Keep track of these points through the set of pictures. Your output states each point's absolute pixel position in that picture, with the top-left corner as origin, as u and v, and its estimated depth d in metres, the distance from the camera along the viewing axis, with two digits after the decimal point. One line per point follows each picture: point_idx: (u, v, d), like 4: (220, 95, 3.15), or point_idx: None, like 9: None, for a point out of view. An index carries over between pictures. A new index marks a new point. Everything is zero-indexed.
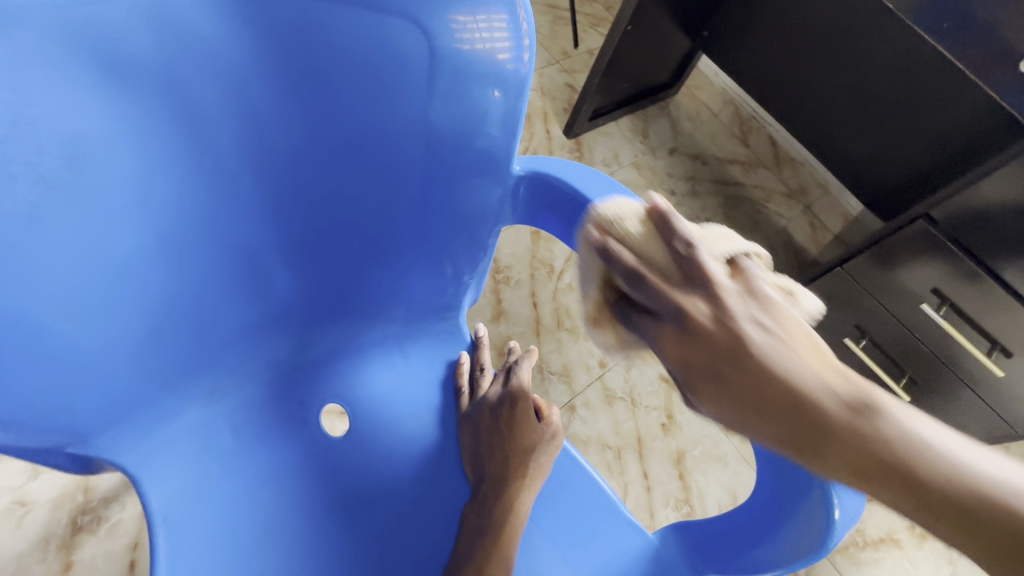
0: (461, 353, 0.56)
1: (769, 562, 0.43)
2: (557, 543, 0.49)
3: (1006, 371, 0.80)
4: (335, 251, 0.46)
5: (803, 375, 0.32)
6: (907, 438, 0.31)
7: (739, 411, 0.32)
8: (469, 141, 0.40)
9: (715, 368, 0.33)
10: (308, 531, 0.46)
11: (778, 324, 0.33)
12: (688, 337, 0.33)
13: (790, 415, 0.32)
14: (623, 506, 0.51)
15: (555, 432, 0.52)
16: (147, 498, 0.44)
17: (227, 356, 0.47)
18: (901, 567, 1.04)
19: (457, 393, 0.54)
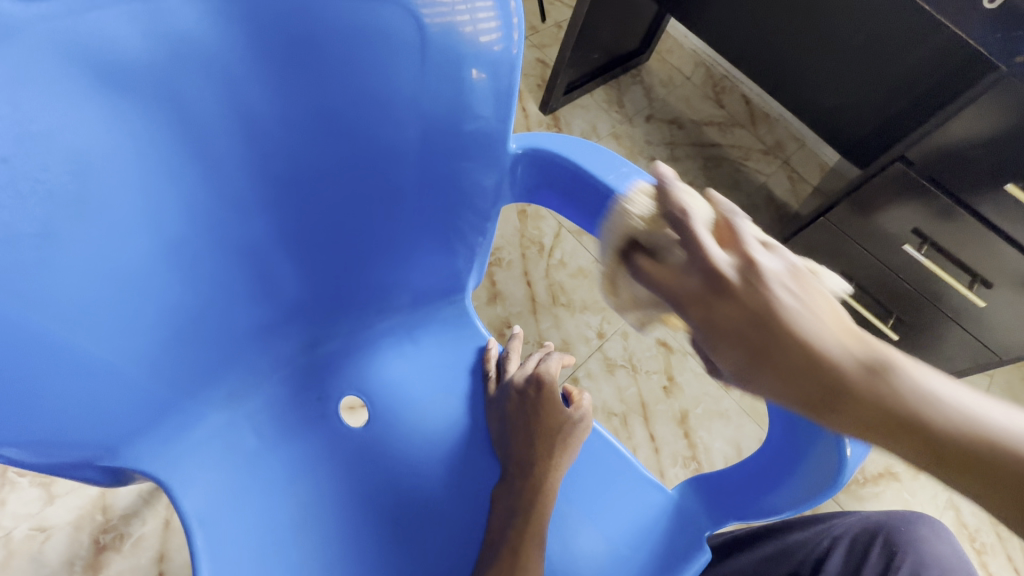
0: (491, 341, 0.57)
1: (791, 502, 0.45)
2: (584, 507, 0.50)
3: (987, 301, 0.84)
4: (342, 244, 0.46)
5: (828, 338, 0.31)
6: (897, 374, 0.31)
7: (750, 359, 0.32)
8: (460, 125, 0.40)
9: (738, 329, 0.32)
10: (340, 522, 0.47)
11: (803, 293, 0.33)
12: (712, 290, 0.33)
13: (813, 375, 0.31)
14: (641, 466, 0.53)
15: (584, 415, 0.52)
16: (180, 503, 0.44)
17: (241, 359, 0.48)
18: (900, 497, 1.12)
19: (473, 377, 0.55)
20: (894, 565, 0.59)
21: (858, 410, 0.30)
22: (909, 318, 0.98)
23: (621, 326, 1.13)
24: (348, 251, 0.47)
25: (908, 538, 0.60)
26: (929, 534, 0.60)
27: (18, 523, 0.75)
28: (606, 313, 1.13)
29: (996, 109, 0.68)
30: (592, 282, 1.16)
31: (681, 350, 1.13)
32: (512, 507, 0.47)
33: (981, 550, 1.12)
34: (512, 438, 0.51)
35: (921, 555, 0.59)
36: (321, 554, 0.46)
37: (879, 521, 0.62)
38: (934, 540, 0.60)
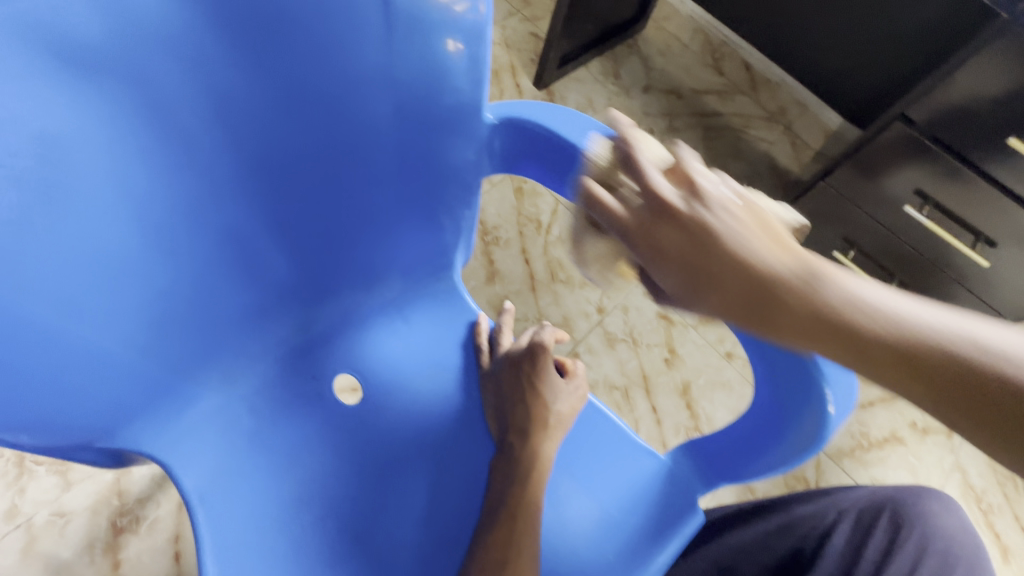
0: (481, 317, 0.58)
1: (774, 463, 0.46)
2: (578, 476, 0.51)
3: (991, 261, 0.83)
4: (325, 223, 0.46)
5: (766, 252, 0.35)
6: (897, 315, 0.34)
7: (693, 280, 0.36)
8: (434, 96, 0.40)
9: (684, 251, 0.36)
10: (337, 497, 0.49)
11: (742, 213, 0.36)
12: (655, 213, 0.36)
13: (753, 290, 0.35)
14: (632, 433, 0.53)
15: (579, 384, 0.54)
16: (180, 481, 0.46)
17: (234, 342, 0.48)
18: (905, 461, 1.14)
19: (466, 351, 0.56)
20: (900, 537, 0.59)
21: (804, 319, 0.34)
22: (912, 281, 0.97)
23: (622, 300, 1.13)
24: (333, 231, 0.47)
25: (916, 512, 0.60)
26: (937, 509, 0.60)
27: (38, 509, 0.78)
28: (606, 288, 1.13)
29: (1003, 62, 0.66)
30: None
31: (682, 322, 1.13)
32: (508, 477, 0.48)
33: (987, 510, 1.14)
34: (508, 410, 0.52)
35: (927, 528, 0.59)
36: (321, 524, 0.47)
37: (889, 496, 0.61)
38: (941, 516, 0.60)
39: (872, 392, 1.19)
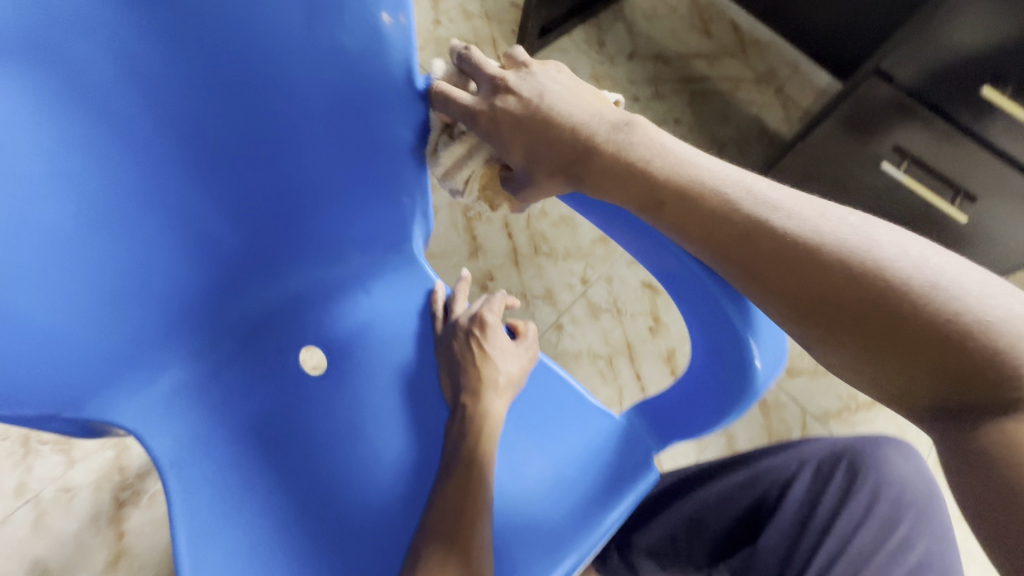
0: (437, 284, 0.60)
1: (712, 418, 0.49)
2: (533, 439, 0.53)
3: (968, 215, 0.85)
4: (276, 200, 0.48)
5: (579, 114, 0.48)
6: (876, 260, 0.39)
7: (529, 143, 0.47)
8: (368, 68, 0.41)
9: (523, 120, 0.47)
10: (302, 463, 0.51)
11: (568, 89, 0.49)
12: (500, 94, 0.47)
13: (570, 146, 0.47)
14: (587, 395, 0.55)
15: (530, 345, 0.56)
16: (151, 449, 0.49)
17: (196, 319, 0.50)
18: (893, 421, 1.15)
19: (431, 318, 0.58)
20: (857, 486, 0.61)
21: (605, 165, 0.46)
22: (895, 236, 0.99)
23: (606, 271, 1.13)
24: (285, 207, 0.49)
25: (874, 461, 0.62)
26: (893, 457, 0.62)
27: (44, 486, 0.82)
28: (590, 260, 1.14)
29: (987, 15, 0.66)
30: (574, 230, 1.16)
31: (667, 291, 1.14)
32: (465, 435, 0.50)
33: None
34: (462, 374, 0.52)
35: (882, 475, 0.61)
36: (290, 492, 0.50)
37: (849, 445, 0.63)
38: (899, 463, 0.62)
39: None
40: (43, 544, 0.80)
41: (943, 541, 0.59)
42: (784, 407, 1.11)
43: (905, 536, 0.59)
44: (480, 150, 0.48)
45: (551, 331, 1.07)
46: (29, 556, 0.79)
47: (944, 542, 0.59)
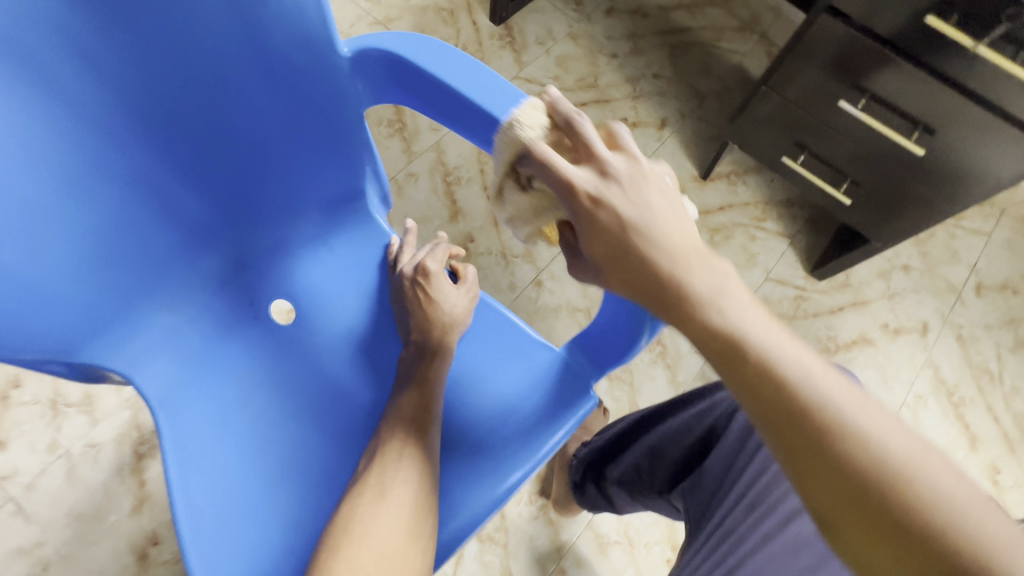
0: (392, 238, 0.67)
1: (631, 343, 0.54)
2: (481, 369, 0.59)
3: (925, 149, 0.84)
4: (234, 164, 0.54)
5: (650, 219, 0.44)
6: (879, 439, 0.35)
7: (609, 239, 0.44)
8: (298, 41, 0.49)
9: (608, 210, 0.44)
10: (275, 393, 0.60)
11: (668, 196, 0.45)
12: (603, 178, 0.45)
13: (619, 242, 0.44)
14: (531, 331, 0.61)
15: (470, 287, 0.61)
16: (142, 389, 0.55)
17: (174, 275, 0.57)
18: (875, 360, 1.17)
19: (384, 269, 0.66)
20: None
21: (632, 263, 0.43)
22: (865, 180, 0.97)
23: None
24: (243, 170, 0.55)
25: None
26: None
27: (73, 443, 0.92)
28: None
29: None
30: None
31: None
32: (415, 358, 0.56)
33: (959, 403, 1.16)
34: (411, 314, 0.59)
35: None
36: (268, 416, 0.59)
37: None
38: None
39: (843, 298, 1.22)
40: (76, 493, 0.90)
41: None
42: None
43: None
44: (546, 211, 0.50)
45: (531, 287, 1.12)
46: (64, 504, 0.89)
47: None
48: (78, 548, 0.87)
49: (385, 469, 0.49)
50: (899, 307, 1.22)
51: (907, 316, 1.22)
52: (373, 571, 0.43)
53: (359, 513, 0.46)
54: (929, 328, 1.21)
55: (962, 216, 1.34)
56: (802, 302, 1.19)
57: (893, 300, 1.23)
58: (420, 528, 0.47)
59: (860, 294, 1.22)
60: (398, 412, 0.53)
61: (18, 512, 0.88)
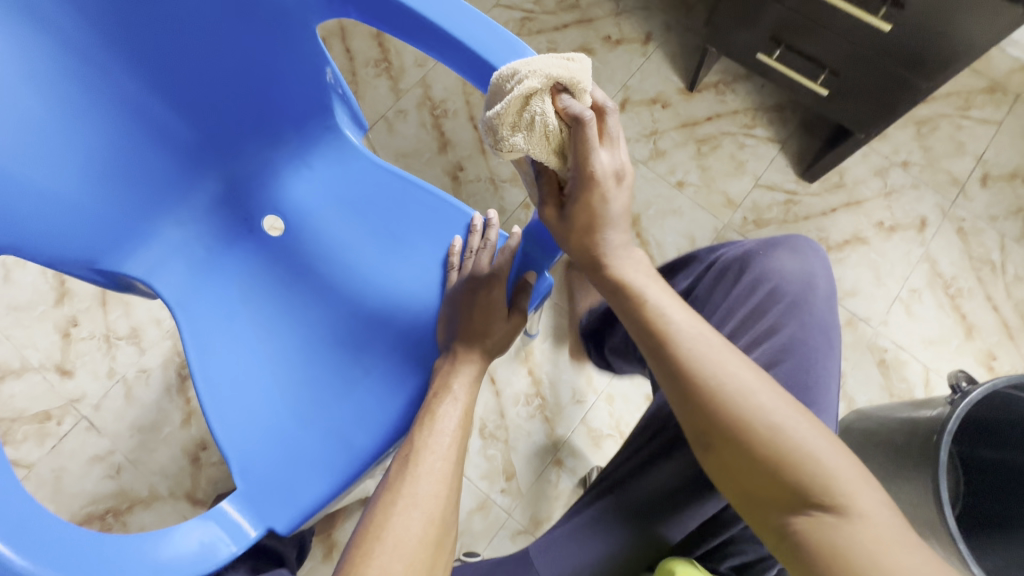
0: (453, 238, 0.67)
1: None
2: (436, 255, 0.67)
3: (891, 25, 0.82)
4: (209, 89, 0.61)
5: (613, 218, 0.56)
6: (743, 392, 0.50)
7: (590, 215, 0.55)
8: None
9: (600, 199, 0.54)
10: (270, 293, 0.67)
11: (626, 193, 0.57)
12: (616, 173, 0.54)
13: (590, 228, 0.56)
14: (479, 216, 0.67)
15: (516, 320, 0.62)
16: (160, 292, 0.66)
17: (173, 194, 0.65)
18: (867, 259, 1.17)
19: (444, 267, 0.66)
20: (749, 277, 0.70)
21: (584, 250, 0.58)
22: (843, 70, 0.96)
23: None
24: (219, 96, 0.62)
25: (762, 256, 0.71)
26: (782, 257, 0.71)
27: (128, 368, 1.06)
28: None
29: None
30: None
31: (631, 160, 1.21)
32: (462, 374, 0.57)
33: (955, 295, 1.16)
34: (461, 323, 0.60)
35: (771, 271, 0.70)
36: (267, 311, 0.66)
37: (744, 252, 0.73)
38: (790, 260, 0.71)
39: (836, 199, 1.21)
40: (135, 409, 1.05)
41: (824, 322, 0.69)
42: None
43: (791, 314, 0.68)
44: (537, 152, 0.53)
45: (520, 210, 1.17)
46: (127, 419, 1.04)
47: (821, 322, 0.68)
48: (142, 454, 1.03)
49: (416, 482, 0.48)
50: (896, 204, 1.21)
51: (904, 212, 1.20)
52: (421, 532, 0.45)
53: (392, 522, 0.45)
54: (928, 223, 1.20)
55: (970, 104, 1.27)
56: (792, 207, 1.20)
57: (890, 197, 1.21)
58: (442, 544, 0.47)
59: (855, 194, 1.21)
60: (438, 428, 0.52)
61: (91, 427, 1.04)
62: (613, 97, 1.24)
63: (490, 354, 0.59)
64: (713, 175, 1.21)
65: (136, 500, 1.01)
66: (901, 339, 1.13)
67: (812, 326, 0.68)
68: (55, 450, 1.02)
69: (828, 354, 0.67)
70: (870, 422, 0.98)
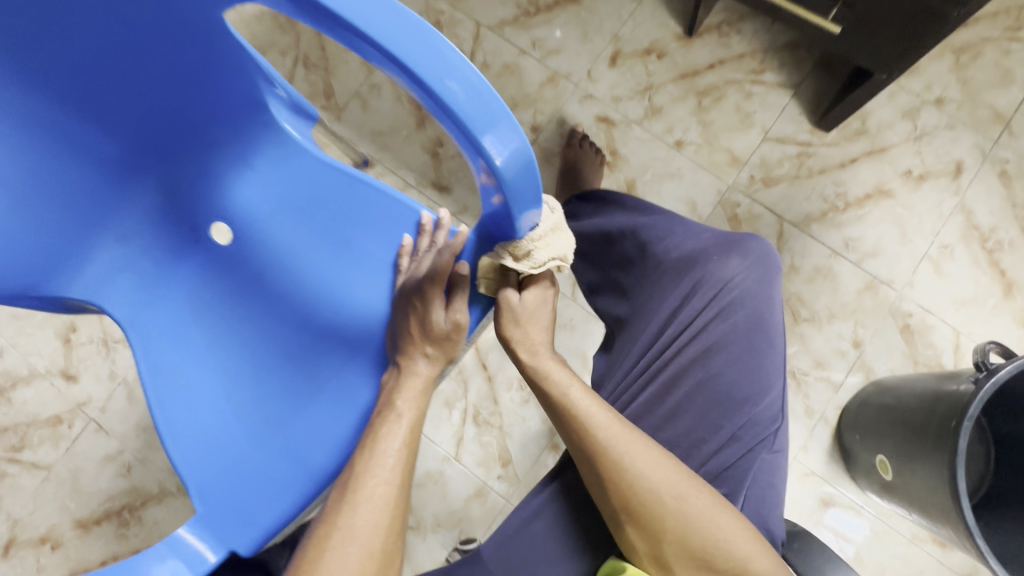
0: (403, 237, 0.62)
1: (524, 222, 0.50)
2: (369, 249, 0.63)
3: None
4: (127, 99, 0.55)
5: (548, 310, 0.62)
6: (650, 472, 0.53)
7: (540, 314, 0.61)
8: None
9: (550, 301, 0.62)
10: (221, 306, 0.65)
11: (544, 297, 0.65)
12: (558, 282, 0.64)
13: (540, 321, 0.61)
14: (409, 201, 0.63)
15: (455, 321, 0.55)
16: (112, 312, 0.64)
17: (109, 211, 0.61)
18: (892, 214, 1.06)
19: (395, 270, 0.63)
20: (695, 289, 0.62)
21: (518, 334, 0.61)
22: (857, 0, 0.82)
23: (556, 112, 1.12)
24: (138, 103, 0.56)
25: (714, 262, 0.63)
26: (733, 261, 0.63)
27: (127, 371, 1.08)
28: (538, 105, 1.12)
29: None
30: (519, 78, 1.13)
31: (624, 121, 1.11)
32: (407, 388, 0.54)
33: (994, 249, 1.04)
34: (403, 331, 0.56)
35: (722, 282, 0.62)
36: (218, 326, 0.64)
37: (692, 251, 0.64)
38: (745, 271, 0.63)
39: (858, 148, 1.08)
40: (138, 410, 1.07)
41: (770, 353, 0.61)
42: (759, 217, 1.07)
43: (735, 341, 0.61)
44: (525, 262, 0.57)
45: None
46: (131, 420, 1.07)
47: (767, 349, 0.61)
48: (150, 453, 1.06)
49: (355, 511, 0.45)
50: (928, 148, 1.07)
51: (937, 158, 1.07)
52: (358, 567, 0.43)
53: (326, 558, 0.43)
54: (963, 169, 1.06)
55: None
56: (806, 160, 1.08)
57: (920, 142, 1.07)
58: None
59: (879, 140, 1.08)
60: (380, 450, 0.49)
61: (99, 428, 1.07)
62: (602, 50, 1.12)
63: (438, 365, 0.55)
64: (715, 131, 1.10)
65: (148, 496, 1.05)
66: (927, 302, 1.03)
67: (758, 356, 0.60)
68: (69, 452, 1.07)
69: (770, 397, 0.60)
70: (887, 396, 0.90)
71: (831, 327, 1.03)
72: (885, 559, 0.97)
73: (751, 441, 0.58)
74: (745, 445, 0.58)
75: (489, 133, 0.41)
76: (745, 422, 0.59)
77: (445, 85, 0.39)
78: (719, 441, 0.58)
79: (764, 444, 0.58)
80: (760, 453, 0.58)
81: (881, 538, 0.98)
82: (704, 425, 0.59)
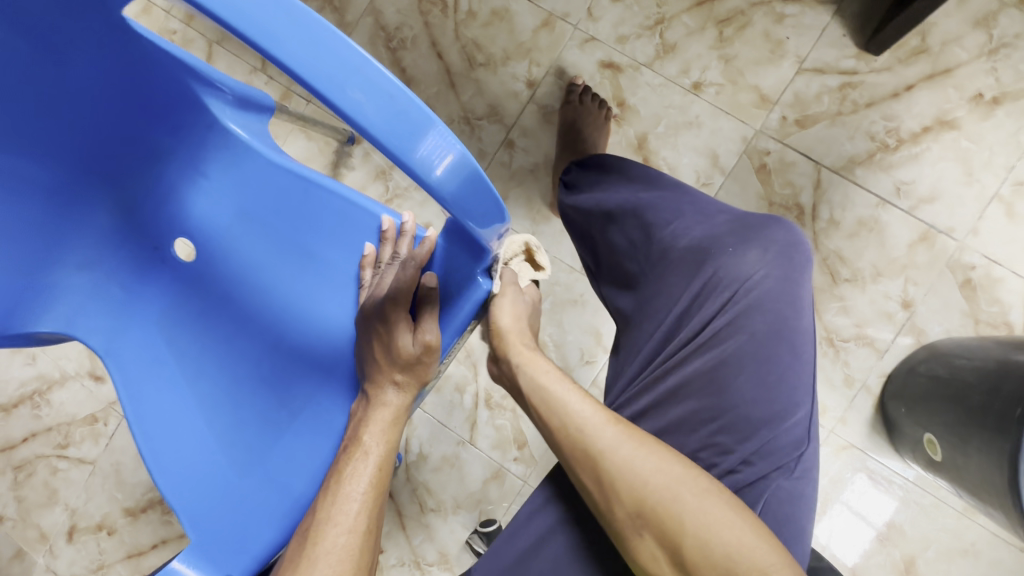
0: (366, 245, 0.57)
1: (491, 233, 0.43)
2: (331, 257, 0.58)
3: None
4: (52, 121, 0.49)
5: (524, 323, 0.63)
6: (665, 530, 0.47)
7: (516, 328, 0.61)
8: None
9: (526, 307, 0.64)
10: (194, 328, 0.61)
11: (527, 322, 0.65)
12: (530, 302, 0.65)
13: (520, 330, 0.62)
14: (369, 203, 0.57)
15: (423, 344, 0.49)
16: (91, 342, 0.62)
17: (67, 240, 0.58)
18: (957, 148, 0.90)
19: (359, 285, 0.58)
20: (707, 288, 0.58)
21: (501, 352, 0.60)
22: None
23: (554, 62, 0.99)
24: (66, 122, 0.50)
25: (728, 257, 0.58)
26: (751, 254, 0.58)
27: None
28: (533, 55, 0.99)
29: None
30: (510, 25, 0.99)
31: (632, 65, 0.97)
32: (375, 420, 0.50)
33: None
34: (368, 356, 0.51)
35: (737, 279, 0.58)
36: (193, 349, 0.61)
37: (705, 239, 0.60)
38: (766, 267, 0.58)
39: (915, 71, 0.91)
40: None
41: (793, 363, 0.57)
42: (793, 165, 0.94)
43: (745, 350, 0.57)
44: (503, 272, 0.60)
45: (501, 151, 1.01)
46: None
47: (784, 353, 0.57)
48: None
49: (314, 565, 0.43)
50: (1006, 63, 0.89)
51: (1016, 74, 0.89)
52: None
53: None
54: None
55: None
56: (850, 91, 0.92)
57: (995, 57, 0.89)
58: None
59: (943, 60, 0.90)
60: (344, 493, 0.46)
61: None
62: None
63: (410, 393, 0.51)
64: (740, 66, 0.94)
65: None
66: (995, 251, 0.89)
67: (776, 367, 0.57)
68: (109, 448, 1.12)
69: (790, 412, 0.56)
70: (938, 365, 0.80)
71: (876, 287, 0.92)
72: (932, 532, 0.91)
73: (766, 467, 0.55)
74: (759, 469, 0.55)
75: (419, 146, 0.34)
76: (762, 444, 0.55)
77: (348, 98, 0.32)
78: (733, 462, 0.55)
79: (782, 470, 0.55)
80: (778, 479, 0.55)
81: (927, 511, 0.91)
82: (716, 449, 0.56)
